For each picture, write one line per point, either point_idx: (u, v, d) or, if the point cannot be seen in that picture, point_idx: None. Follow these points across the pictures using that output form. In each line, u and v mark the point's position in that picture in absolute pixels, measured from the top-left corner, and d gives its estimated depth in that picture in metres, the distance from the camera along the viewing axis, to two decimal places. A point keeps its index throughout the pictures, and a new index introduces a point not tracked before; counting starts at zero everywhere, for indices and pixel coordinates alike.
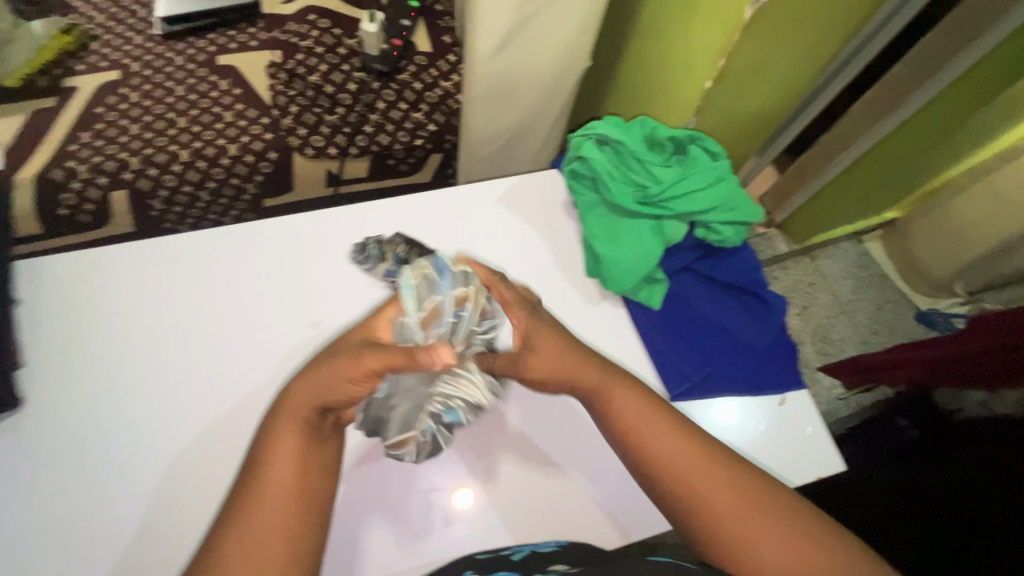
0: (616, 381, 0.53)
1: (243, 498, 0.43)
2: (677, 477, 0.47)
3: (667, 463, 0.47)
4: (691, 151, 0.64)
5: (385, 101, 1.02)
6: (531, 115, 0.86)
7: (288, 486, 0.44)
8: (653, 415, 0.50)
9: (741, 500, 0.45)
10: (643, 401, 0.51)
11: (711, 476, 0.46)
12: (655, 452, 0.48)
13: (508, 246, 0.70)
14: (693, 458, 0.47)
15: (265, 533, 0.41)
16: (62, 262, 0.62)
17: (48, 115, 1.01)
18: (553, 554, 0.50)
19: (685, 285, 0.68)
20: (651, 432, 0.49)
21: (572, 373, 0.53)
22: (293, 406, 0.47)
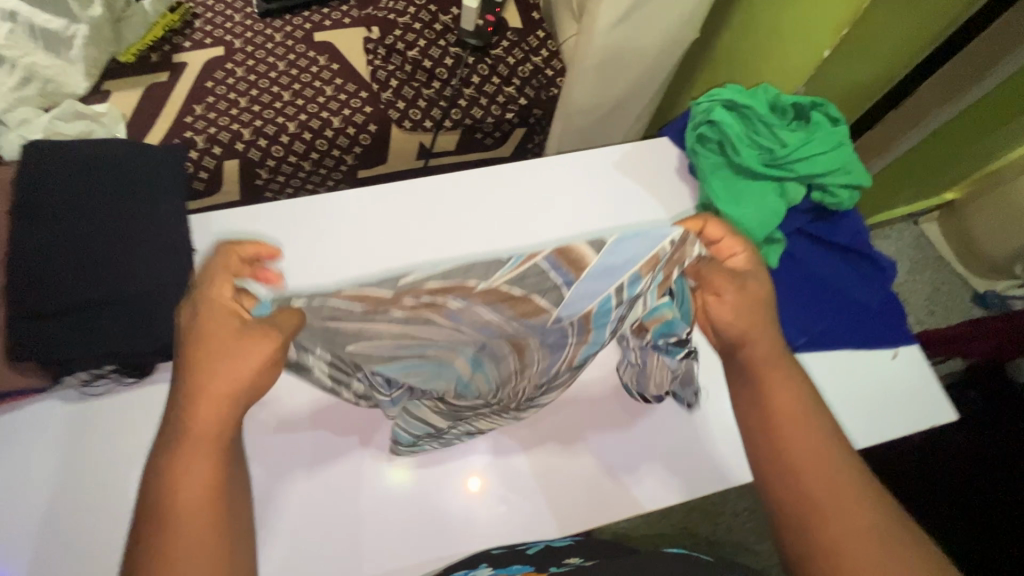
0: (783, 357, 0.51)
1: (159, 515, 0.39)
2: (796, 462, 0.45)
3: (789, 448, 0.46)
4: (814, 117, 0.67)
5: (479, 75, 1.06)
6: (633, 87, 0.90)
7: (207, 490, 0.40)
8: (797, 403, 0.48)
9: (859, 509, 0.42)
10: (795, 405, 0.48)
11: (842, 479, 0.44)
12: (781, 433, 0.47)
13: (627, 208, 0.74)
14: (822, 450, 0.45)
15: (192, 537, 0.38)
16: (228, 217, 0.68)
17: (163, 89, 1.06)
18: (566, 548, 0.52)
19: (801, 246, 0.71)
20: (785, 414, 0.47)
21: (754, 333, 0.52)
22: (204, 403, 0.42)
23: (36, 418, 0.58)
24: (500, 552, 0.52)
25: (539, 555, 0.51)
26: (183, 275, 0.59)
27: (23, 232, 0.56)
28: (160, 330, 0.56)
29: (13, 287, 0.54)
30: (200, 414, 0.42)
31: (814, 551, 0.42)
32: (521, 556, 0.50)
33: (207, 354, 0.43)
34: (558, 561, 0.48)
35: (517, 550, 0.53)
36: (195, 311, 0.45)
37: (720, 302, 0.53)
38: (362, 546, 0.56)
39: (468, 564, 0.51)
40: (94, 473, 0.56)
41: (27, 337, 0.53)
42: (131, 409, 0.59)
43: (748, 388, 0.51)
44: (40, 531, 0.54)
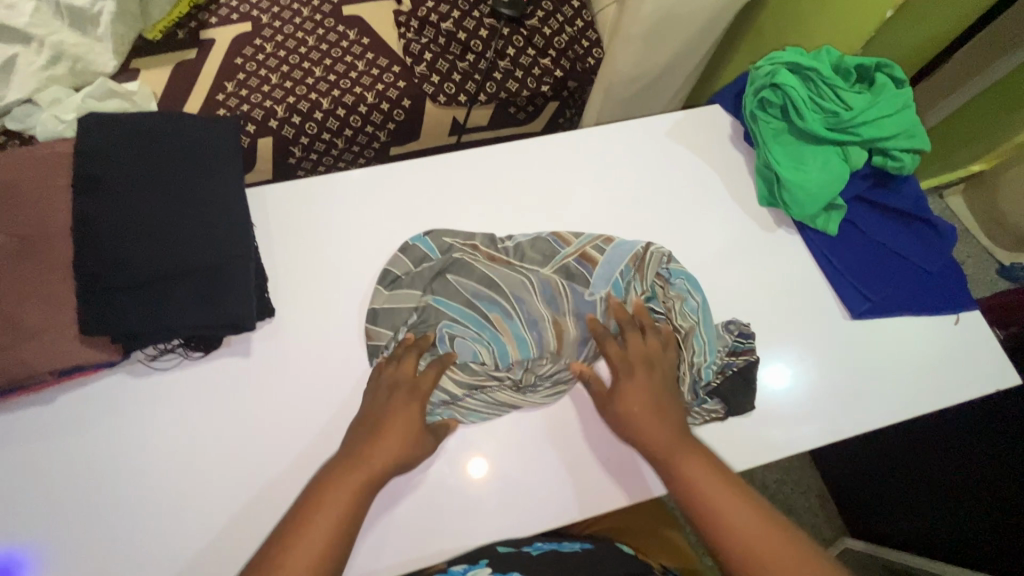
0: (688, 446, 0.54)
1: (297, 522, 0.47)
2: (734, 533, 0.48)
3: (727, 520, 0.49)
4: (878, 78, 0.65)
5: (514, 47, 1.04)
6: (679, 53, 0.87)
7: (329, 538, 0.47)
8: (717, 483, 0.52)
9: (798, 565, 0.46)
10: (721, 476, 0.52)
11: (777, 545, 0.47)
12: (713, 511, 0.50)
13: (683, 178, 0.73)
14: (753, 520, 0.49)
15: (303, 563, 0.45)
16: (283, 191, 0.67)
17: (191, 66, 1.02)
18: (564, 556, 0.58)
19: (859, 213, 0.70)
20: (705, 486, 0.51)
21: (657, 424, 0.56)
22: (355, 466, 0.51)
23: (109, 395, 0.58)
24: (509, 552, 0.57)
25: (543, 559, 0.57)
26: (246, 247, 0.58)
27: (89, 206, 0.56)
28: (228, 304, 0.56)
29: (81, 262, 0.55)
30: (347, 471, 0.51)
31: None
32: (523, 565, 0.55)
33: (384, 431, 0.54)
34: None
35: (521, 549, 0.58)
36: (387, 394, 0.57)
37: (629, 396, 0.57)
38: (406, 531, 0.57)
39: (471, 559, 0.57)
40: (173, 448, 0.57)
41: (103, 312, 0.54)
42: (202, 384, 0.60)
43: (670, 474, 0.53)
44: (124, 504, 0.56)
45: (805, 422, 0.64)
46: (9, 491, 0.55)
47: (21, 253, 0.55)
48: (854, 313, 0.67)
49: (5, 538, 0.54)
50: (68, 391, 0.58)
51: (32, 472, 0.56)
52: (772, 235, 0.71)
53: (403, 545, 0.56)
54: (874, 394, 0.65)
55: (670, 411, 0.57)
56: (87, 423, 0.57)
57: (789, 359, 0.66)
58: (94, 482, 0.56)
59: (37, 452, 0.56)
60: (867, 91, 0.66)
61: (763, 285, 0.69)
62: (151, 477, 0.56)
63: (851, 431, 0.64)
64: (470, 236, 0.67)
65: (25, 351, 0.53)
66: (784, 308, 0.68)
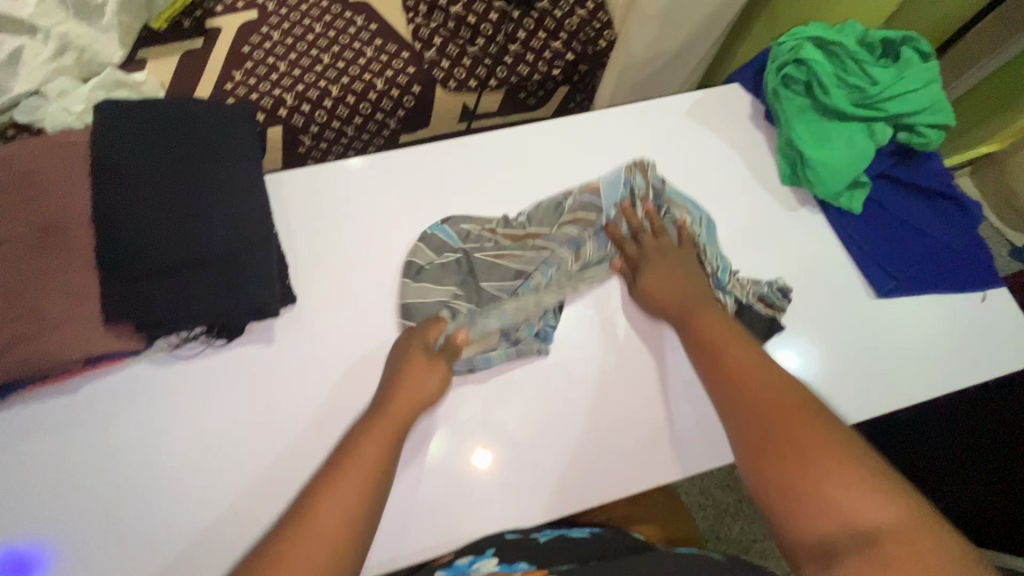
0: (712, 314, 0.58)
1: (326, 480, 0.47)
2: (744, 387, 0.51)
3: (739, 381, 0.51)
4: (904, 53, 0.64)
5: (525, 30, 1.02)
6: (696, 32, 0.86)
7: (364, 482, 0.47)
8: (738, 352, 0.54)
9: (795, 420, 0.47)
10: (738, 336, 0.55)
11: (779, 397, 0.49)
12: (727, 372, 0.53)
13: (703, 158, 0.72)
14: (761, 376, 0.51)
15: (338, 509, 0.45)
16: (300, 178, 0.66)
17: (198, 57, 1.00)
18: (573, 546, 0.56)
19: (883, 191, 0.70)
20: (731, 356, 0.54)
21: (684, 296, 0.61)
22: (395, 408, 0.53)
23: (133, 384, 0.58)
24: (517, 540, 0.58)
25: (551, 546, 0.56)
26: (265, 233, 0.58)
27: (108, 194, 0.55)
28: (250, 289, 0.56)
29: (101, 249, 0.54)
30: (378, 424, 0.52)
31: (765, 443, 0.46)
32: (531, 550, 0.55)
33: (404, 380, 0.55)
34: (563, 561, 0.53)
35: (528, 539, 0.58)
36: (407, 338, 0.59)
37: (648, 280, 0.62)
38: (431, 521, 0.56)
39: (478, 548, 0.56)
40: (199, 436, 0.57)
41: (125, 300, 0.54)
42: (225, 372, 0.59)
43: (694, 344, 0.57)
44: (153, 493, 0.55)
45: (832, 403, 0.64)
46: (38, 481, 0.55)
47: (41, 242, 0.54)
48: (880, 292, 0.67)
49: (36, 528, 0.54)
50: (92, 380, 0.58)
51: (59, 462, 0.56)
52: (795, 214, 0.70)
53: (430, 535, 0.56)
54: (900, 374, 0.65)
55: (693, 278, 0.63)
56: (112, 412, 0.57)
57: (814, 340, 0.66)
58: (122, 471, 0.56)
59: (64, 441, 0.56)
60: (891, 66, 0.65)
61: (787, 266, 0.68)
62: (178, 466, 0.56)
63: (877, 411, 0.64)
64: (489, 219, 0.67)
65: (50, 341, 0.52)
66: (808, 288, 0.67)
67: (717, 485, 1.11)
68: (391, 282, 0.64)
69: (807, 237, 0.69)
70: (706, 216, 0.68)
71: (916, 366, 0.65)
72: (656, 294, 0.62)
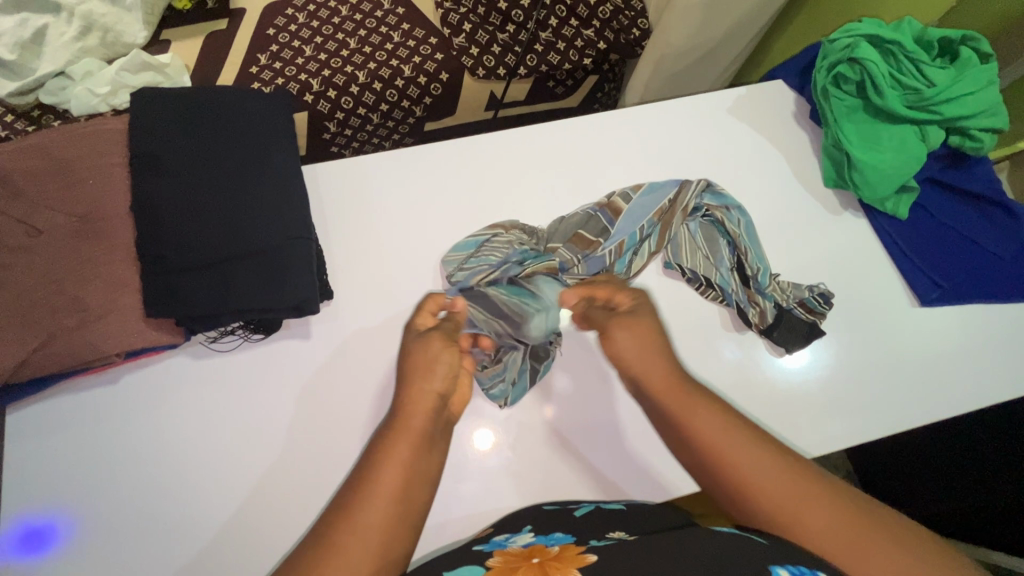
0: (692, 391, 0.52)
1: (357, 486, 0.44)
2: (742, 479, 0.46)
3: (741, 476, 0.46)
4: (962, 53, 0.62)
5: (557, 17, 0.99)
6: (737, 25, 0.83)
7: (399, 491, 0.44)
8: (728, 437, 0.48)
9: (820, 501, 0.44)
10: (727, 427, 0.48)
11: (780, 480, 0.45)
12: (720, 462, 0.47)
13: (743, 157, 0.70)
14: (757, 457, 0.46)
15: (375, 532, 0.42)
16: (335, 170, 0.65)
17: (223, 39, 0.98)
18: (614, 517, 0.52)
19: (929, 194, 0.68)
20: (721, 443, 0.48)
21: (657, 375, 0.53)
22: (415, 406, 0.50)
23: (170, 377, 0.58)
24: (553, 514, 0.54)
25: (591, 519, 0.51)
26: (302, 228, 0.57)
27: (148, 186, 0.55)
28: (289, 286, 0.55)
29: (140, 243, 0.54)
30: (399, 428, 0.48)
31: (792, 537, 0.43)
32: (567, 523, 0.51)
33: (431, 368, 0.52)
34: (602, 535, 0.48)
35: (565, 511, 0.54)
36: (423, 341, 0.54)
37: (618, 343, 0.56)
38: (458, 511, 0.58)
39: (512, 527, 0.53)
40: (237, 430, 0.57)
41: (164, 292, 0.53)
42: (261, 368, 0.59)
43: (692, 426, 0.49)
44: (193, 485, 0.56)
45: (868, 410, 0.63)
46: (78, 470, 0.56)
47: (81, 234, 0.54)
48: (921, 300, 0.66)
49: (79, 515, 0.55)
50: (130, 372, 0.58)
51: (99, 452, 0.56)
52: (838, 217, 0.69)
53: (456, 519, 0.57)
54: (938, 383, 0.64)
55: (659, 345, 0.55)
56: (152, 403, 0.57)
57: (851, 346, 0.65)
58: (159, 463, 0.56)
59: (104, 430, 0.56)
60: (948, 66, 0.63)
61: (826, 269, 0.67)
62: (218, 459, 0.57)
63: (915, 419, 0.63)
64: (535, 227, 0.65)
65: (93, 333, 0.52)
66: (848, 294, 0.66)
67: None
68: (426, 279, 0.64)
69: (848, 241, 0.68)
70: (745, 218, 0.65)
71: (955, 375, 0.64)
72: (634, 364, 0.55)
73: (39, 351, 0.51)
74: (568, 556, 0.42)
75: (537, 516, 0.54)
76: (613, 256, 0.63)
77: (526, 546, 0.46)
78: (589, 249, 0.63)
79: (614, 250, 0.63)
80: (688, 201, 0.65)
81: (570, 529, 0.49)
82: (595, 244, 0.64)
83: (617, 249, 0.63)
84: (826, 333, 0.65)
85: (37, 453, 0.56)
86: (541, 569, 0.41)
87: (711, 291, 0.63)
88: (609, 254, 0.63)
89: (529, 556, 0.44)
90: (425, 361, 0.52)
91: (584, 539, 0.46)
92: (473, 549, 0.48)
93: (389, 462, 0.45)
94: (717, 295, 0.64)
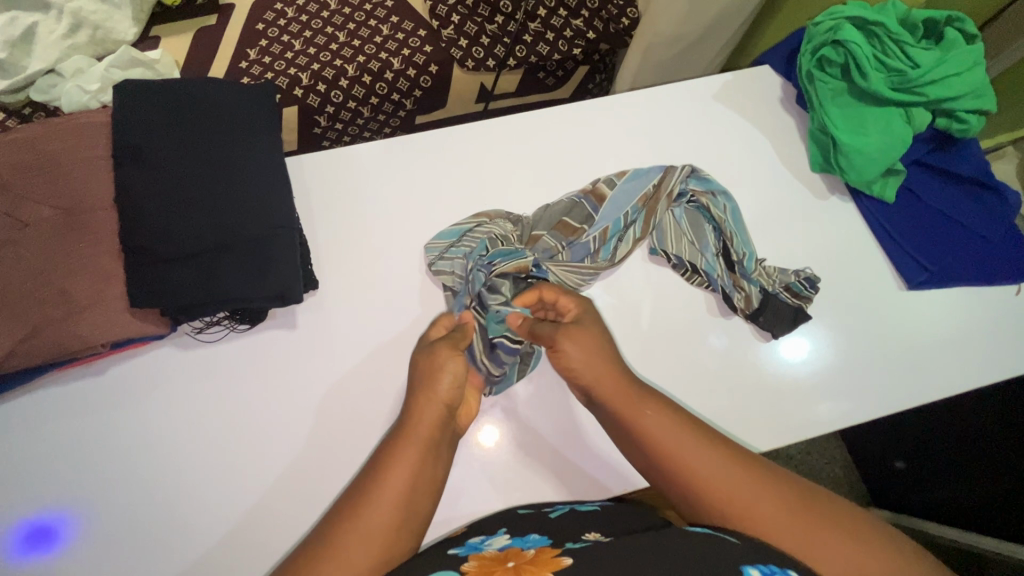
0: (640, 397, 0.51)
1: (353, 498, 0.45)
2: (702, 487, 0.46)
3: (704, 485, 0.46)
4: (948, 34, 0.61)
5: (546, 7, 0.99)
6: (725, 11, 0.82)
7: (399, 501, 0.45)
8: (676, 433, 0.48)
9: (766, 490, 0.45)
10: (677, 422, 0.49)
11: (743, 489, 0.45)
12: (681, 472, 0.47)
13: (730, 142, 0.70)
14: (719, 469, 0.46)
15: (372, 542, 0.43)
16: (320, 160, 0.65)
17: (212, 34, 0.98)
18: (588, 517, 0.51)
19: (916, 177, 0.68)
20: (680, 454, 0.47)
21: (601, 376, 0.52)
22: (419, 416, 0.49)
23: (158, 368, 0.58)
24: (529, 516, 0.54)
25: (566, 520, 0.51)
26: (288, 219, 0.57)
27: (132, 178, 0.55)
28: (274, 277, 0.55)
29: (125, 235, 0.54)
30: (403, 438, 0.48)
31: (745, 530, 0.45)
32: (541, 526, 0.51)
33: (439, 376, 0.51)
34: (578, 535, 0.47)
35: (542, 515, 0.54)
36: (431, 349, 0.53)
37: (566, 354, 0.53)
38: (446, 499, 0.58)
39: (488, 529, 0.53)
40: (225, 420, 0.58)
41: (149, 283, 0.54)
42: (247, 359, 0.59)
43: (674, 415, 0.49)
44: (182, 475, 0.56)
45: (857, 395, 0.63)
46: (67, 462, 0.56)
47: (66, 226, 0.54)
48: (909, 284, 0.65)
49: (69, 505, 0.55)
50: (118, 363, 0.58)
51: (87, 444, 0.56)
52: (825, 202, 0.69)
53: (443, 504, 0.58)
54: (926, 367, 0.64)
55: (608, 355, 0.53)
56: (139, 394, 0.58)
57: (840, 331, 0.65)
58: (148, 454, 0.57)
59: (93, 422, 0.57)
60: (934, 48, 0.62)
61: (814, 254, 0.67)
62: (206, 449, 0.57)
63: (903, 404, 0.63)
64: (521, 215, 0.65)
65: (80, 325, 0.53)
66: (835, 279, 0.66)
67: None
68: (413, 268, 0.64)
69: (836, 225, 0.68)
70: (732, 205, 0.65)
71: (943, 359, 0.64)
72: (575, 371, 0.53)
73: (25, 343, 0.52)
74: (544, 559, 0.42)
75: (511, 519, 0.54)
76: (596, 242, 0.63)
77: (502, 549, 0.46)
78: (574, 236, 0.63)
79: (599, 238, 0.63)
80: (673, 186, 0.65)
81: (546, 531, 0.49)
82: (580, 230, 0.64)
83: (602, 236, 0.63)
84: (814, 319, 0.65)
85: (26, 446, 0.56)
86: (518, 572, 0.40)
87: (697, 277, 0.63)
88: (593, 240, 0.63)
89: (505, 559, 0.44)
90: (431, 369, 0.51)
91: (559, 541, 0.46)
92: (448, 552, 0.47)
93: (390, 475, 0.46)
94: (703, 281, 0.64)
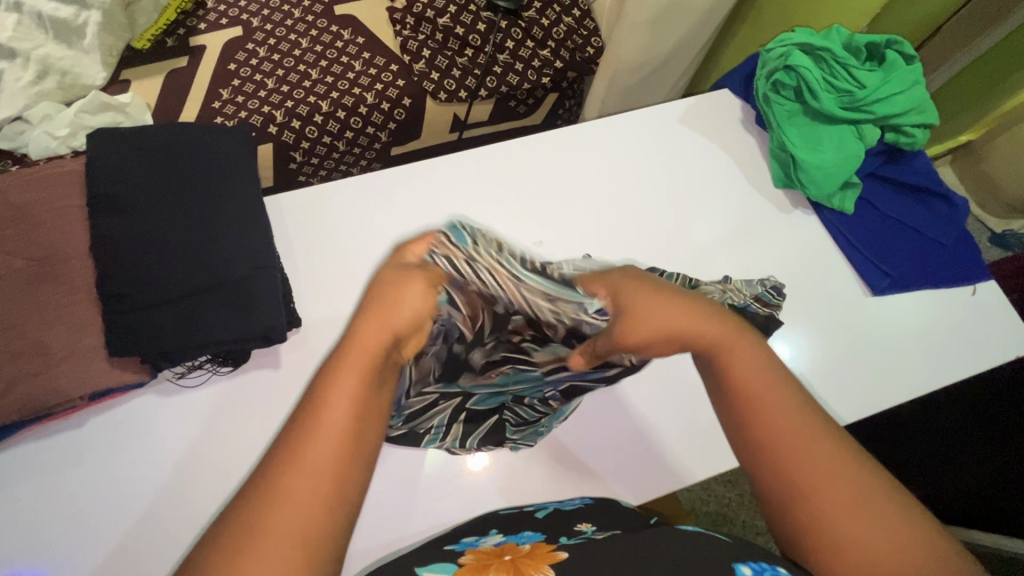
0: (740, 336, 0.45)
1: (296, 426, 0.35)
2: (780, 441, 0.41)
3: (770, 431, 0.41)
4: (889, 56, 0.66)
5: (513, 39, 1.02)
6: (684, 39, 0.87)
7: (343, 436, 0.35)
8: (769, 384, 0.43)
9: (845, 470, 0.39)
10: (771, 375, 0.43)
11: (823, 452, 0.40)
12: (762, 430, 0.41)
13: (696, 163, 0.73)
14: (807, 430, 0.41)
15: (300, 505, 0.33)
16: (299, 198, 0.66)
17: (183, 75, 0.98)
18: (580, 514, 0.51)
19: (871, 189, 0.71)
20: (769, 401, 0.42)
21: (689, 318, 0.45)
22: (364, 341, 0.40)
23: (137, 416, 0.57)
24: (512, 517, 0.53)
25: (552, 518, 0.51)
26: (267, 257, 0.57)
27: (107, 227, 0.55)
28: (257, 317, 0.55)
29: (102, 283, 0.54)
30: (348, 362, 0.39)
31: (800, 515, 0.39)
32: (530, 523, 0.50)
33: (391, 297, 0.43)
34: (571, 529, 0.48)
35: (526, 514, 0.54)
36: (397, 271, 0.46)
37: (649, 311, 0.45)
38: (437, 525, 0.58)
39: (479, 530, 0.52)
40: (210, 465, 0.57)
41: (129, 332, 0.53)
42: (232, 401, 0.59)
43: (711, 362, 0.45)
44: (166, 525, 0.54)
45: (833, 398, 0.65)
46: (42, 521, 0.54)
47: (41, 277, 0.53)
48: (873, 290, 0.69)
49: (45, 566, 0.53)
50: (96, 415, 0.57)
51: (64, 500, 0.54)
52: (788, 216, 0.72)
53: (437, 532, 0.58)
54: (893, 366, 0.67)
55: (693, 303, 0.46)
56: (120, 442, 0.56)
57: (811, 337, 0.67)
58: (125, 507, 0.55)
59: (68, 479, 0.55)
60: (877, 69, 0.67)
61: (779, 265, 0.70)
62: (185, 497, 0.55)
63: (873, 405, 0.66)
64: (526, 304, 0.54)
65: (55, 377, 0.52)
66: (803, 287, 0.69)
67: (717, 480, 1.09)
68: None
69: (799, 238, 0.71)
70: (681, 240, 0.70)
71: (907, 353, 0.67)
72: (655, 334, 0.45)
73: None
74: (541, 553, 0.41)
75: (496, 520, 0.53)
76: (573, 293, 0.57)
77: (498, 545, 0.46)
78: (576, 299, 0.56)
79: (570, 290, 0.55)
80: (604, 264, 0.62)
81: (538, 527, 0.49)
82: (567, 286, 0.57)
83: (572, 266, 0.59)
84: (786, 324, 0.67)
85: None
86: (514, 568, 0.40)
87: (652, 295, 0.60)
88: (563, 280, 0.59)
89: (500, 553, 0.43)
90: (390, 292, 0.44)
91: (553, 536, 0.46)
92: (445, 548, 0.47)
93: (329, 394, 0.37)
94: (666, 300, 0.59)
